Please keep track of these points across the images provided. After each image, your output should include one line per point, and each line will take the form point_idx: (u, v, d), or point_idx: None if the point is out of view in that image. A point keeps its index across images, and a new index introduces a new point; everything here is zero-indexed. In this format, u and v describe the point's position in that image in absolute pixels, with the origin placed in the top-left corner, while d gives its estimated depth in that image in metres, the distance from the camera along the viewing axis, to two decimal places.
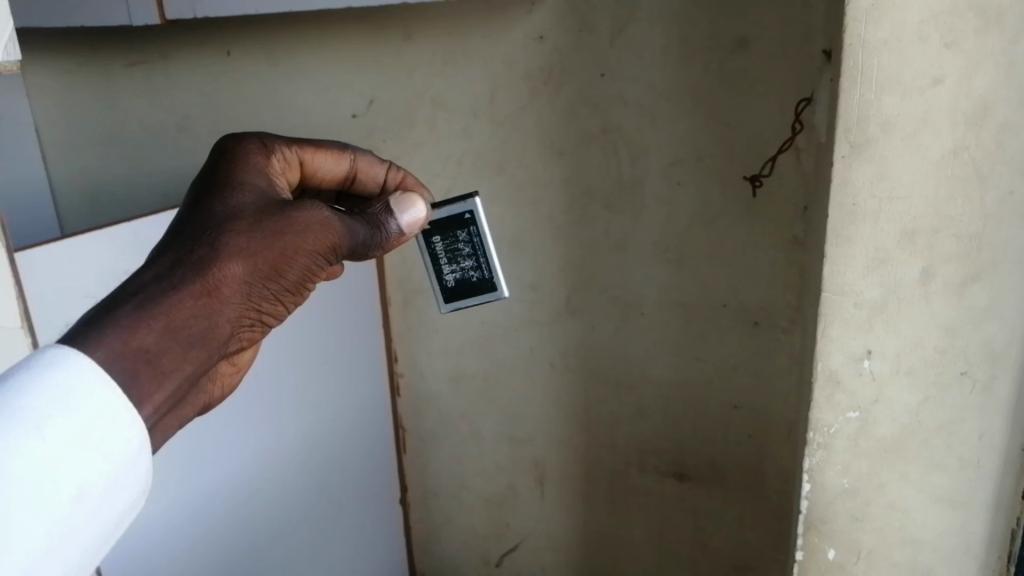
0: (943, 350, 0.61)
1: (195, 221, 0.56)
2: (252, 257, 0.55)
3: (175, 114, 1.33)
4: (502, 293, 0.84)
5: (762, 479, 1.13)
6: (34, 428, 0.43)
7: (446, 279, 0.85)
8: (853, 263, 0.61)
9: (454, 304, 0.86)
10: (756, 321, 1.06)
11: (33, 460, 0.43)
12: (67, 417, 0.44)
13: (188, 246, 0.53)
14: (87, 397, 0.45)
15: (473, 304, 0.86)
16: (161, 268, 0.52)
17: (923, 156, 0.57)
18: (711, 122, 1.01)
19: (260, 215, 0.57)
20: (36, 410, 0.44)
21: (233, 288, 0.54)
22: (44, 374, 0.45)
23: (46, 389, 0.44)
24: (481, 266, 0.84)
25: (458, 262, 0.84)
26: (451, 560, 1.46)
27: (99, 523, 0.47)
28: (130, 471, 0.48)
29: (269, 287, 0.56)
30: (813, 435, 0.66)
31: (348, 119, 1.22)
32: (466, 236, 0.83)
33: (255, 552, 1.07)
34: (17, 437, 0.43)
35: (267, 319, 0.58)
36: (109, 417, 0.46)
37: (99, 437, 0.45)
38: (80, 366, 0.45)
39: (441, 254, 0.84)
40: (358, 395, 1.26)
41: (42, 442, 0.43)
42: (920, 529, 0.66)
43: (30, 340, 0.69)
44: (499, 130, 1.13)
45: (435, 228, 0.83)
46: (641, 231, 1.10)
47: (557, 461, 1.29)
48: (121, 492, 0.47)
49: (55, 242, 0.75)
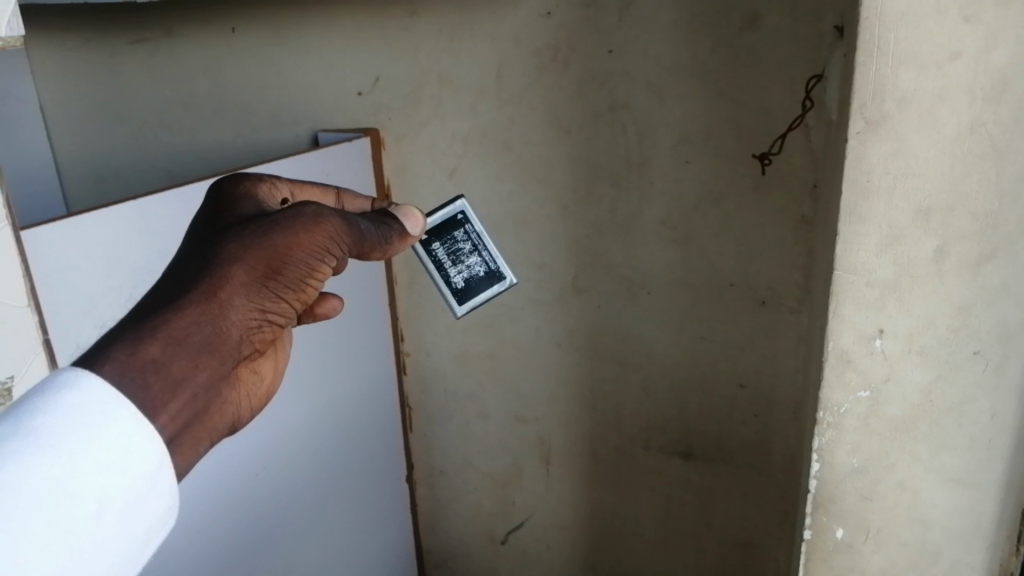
0: (956, 329, 0.60)
1: (197, 241, 0.56)
2: (250, 261, 0.55)
3: (180, 91, 1.33)
4: (511, 279, 0.93)
5: (768, 458, 1.13)
6: (49, 446, 0.44)
7: (455, 281, 0.91)
8: (866, 241, 0.59)
9: (467, 305, 0.92)
10: (763, 300, 1.06)
11: (48, 477, 0.43)
12: (82, 435, 0.45)
13: (189, 264, 0.54)
14: (99, 414, 0.45)
15: (484, 300, 0.92)
16: (162, 289, 0.53)
17: (939, 132, 0.56)
18: (720, 99, 1.00)
19: (254, 223, 0.57)
20: (52, 429, 0.44)
21: (233, 293, 0.54)
22: (58, 395, 0.45)
23: (59, 408, 0.45)
24: (485, 258, 0.92)
25: (463, 262, 0.90)
26: (457, 537, 1.46)
27: (125, 540, 0.46)
28: (153, 487, 0.47)
29: (273, 288, 0.56)
30: (823, 415, 0.65)
31: (352, 97, 1.22)
32: (464, 234, 0.90)
33: (258, 535, 1.07)
34: (33, 454, 0.43)
35: (277, 319, 0.58)
36: (122, 432, 0.46)
37: (114, 453, 0.45)
38: (90, 386, 0.46)
39: (445, 258, 0.89)
40: (363, 374, 1.25)
41: (58, 459, 0.44)
42: (929, 508, 0.65)
43: (36, 319, 0.70)
44: (506, 106, 1.12)
45: (433, 235, 0.88)
46: (648, 209, 1.09)
47: (563, 440, 1.29)
48: (146, 509, 0.47)
49: (60, 220, 0.75)
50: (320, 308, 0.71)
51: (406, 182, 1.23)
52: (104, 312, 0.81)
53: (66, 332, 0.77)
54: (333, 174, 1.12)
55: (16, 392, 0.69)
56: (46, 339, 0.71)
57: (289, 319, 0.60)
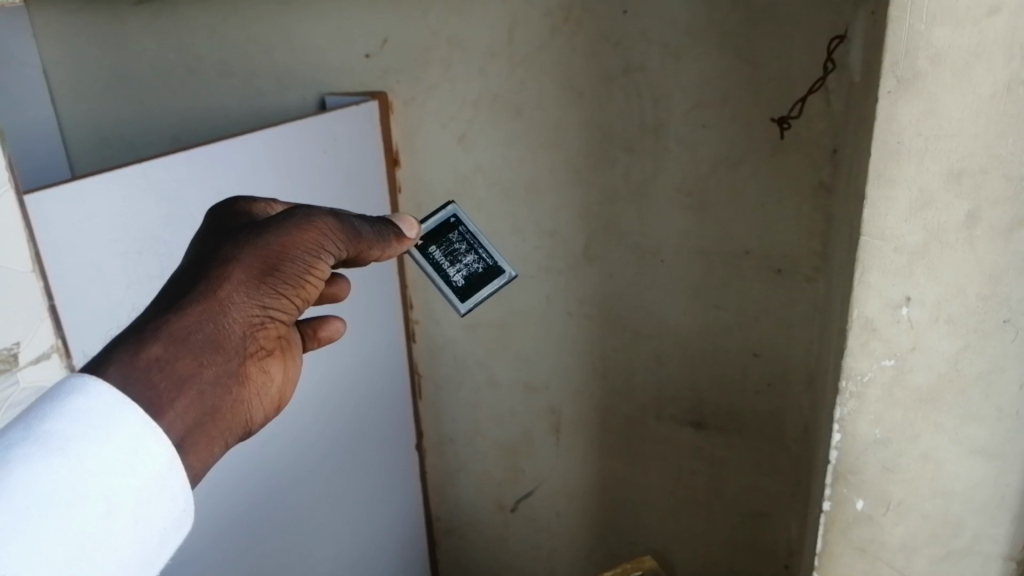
0: (986, 298, 0.57)
1: (195, 251, 0.57)
2: (248, 259, 0.55)
3: (184, 54, 1.30)
4: (510, 272, 0.91)
5: (782, 429, 1.12)
6: (58, 449, 0.44)
7: (455, 279, 0.90)
8: (895, 206, 0.57)
9: (469, 302, 0.91)
10: (779, 269, 1.04)
11: (58, 480, 0.44)
12: (92, 439, 0.45)
13: (190, 268, 0.54)
14: (108, 418, 0.45)
15: (487, 295, 0.91)
16: (165, 295, 0.53)
17: (974, 91, 0.53)
18: (737, 61, 0.97)
19: (248, 229, 0.57)
20: (61, 434, 0.45)
21: (234, 290, 0.53)
22: (67, 401, 0.45)
23: (68, 413, 0.45)
24: (481, 256, 0.91)
25: (460, 260, 0.90)
26: (466, 504, 1.46)
27: (138, 542, 0.47)
28: (165, 489, 0.48)
29: (274, 285, 0.56)
30: (845, 383, 0.63)
31: (360, 60, 1.19)
32: (458, 236, 0.89)
33: (268, 501, 1.06)
34: (42, 458, 0.44)
35: (285, 317, 0.57)
36: (130, 436, 0.46)
37: (123, 456, 0.46)
38: (99, 392, 0.46)
39: (443, 259, 0.89)
40: (371, 342, 1.24)
41: (67, 462, 0.44)
42: (952, 480, 0.63)
43: (41, 284, 0.69)
44: (516, 69, 1.10)
45: (428, 239, 0.88)
46: (663, 174, 1.07)
47: (573, 408, 1.28)
48: (158, 511, 0.47)
49: (65, 182, 0.73)
50: (323, 331, 0.70)
51: (415, 147, 1.21)
52: (111, 279, 0.79)
53: (74, 300, 0.75)
54: (340, 139, 1.10)
55: (21, 358, 0.68)
56: (51, 306, 0.71)
57: (293, 320, 0.59)
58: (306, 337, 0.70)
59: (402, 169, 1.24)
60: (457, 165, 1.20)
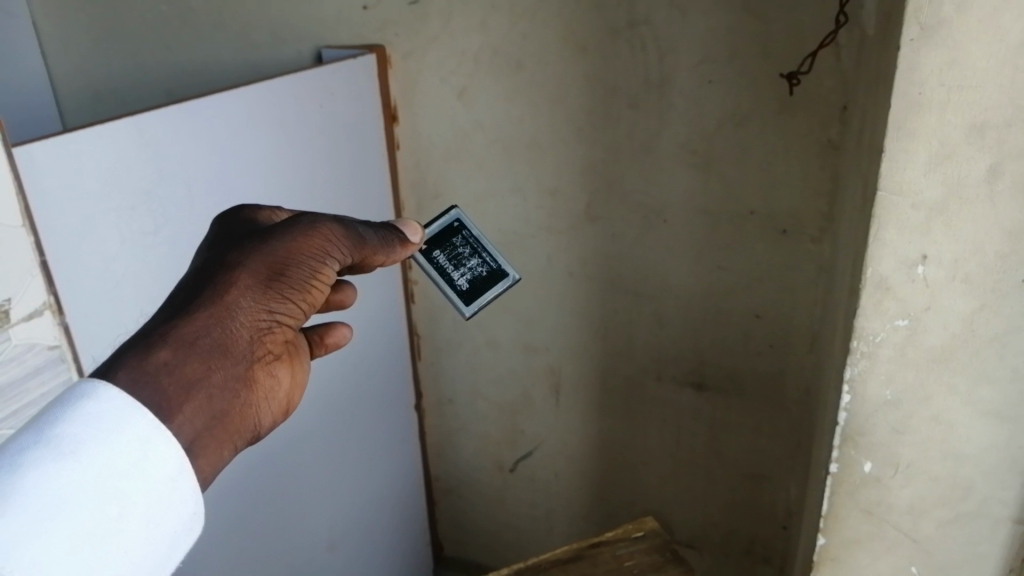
0: (1005, 256, 0.55)
1: (202, 257, 0.55)
2: (255, 265, 0.54)
3: (177, 6, 1.27)
4: (514, 275, 0.88)
5: (782, 391, 1.12)
6: (69, 453, 0.43)
7: (459, 282, 0.86)
8: (914, 161, 0.55)
9: (475, 306, 0.86)
10: (784, 230, 1.02)
11: (70, 483, 0.42)
12: (101, 442, 0.44)
13: (197, 274, 0.53)
14: (119, 422, 0.44)
15: (492, 298, 0.87)
16: (173, 301, 0.52)
17: (1001, 40, 0.51)
18: (746, 15, 0.94)
19: (254, 235, 0.56)
20: (72, 437, 0.43)
21: (241, 296, 0.52)
22: (76, 405, 0.44)
23: (79, 416, 0.44)
24: (485, 260, 0.88)
25: (464, 264, 0.87)
26: (464, 465, 1.46)
27: (150, 546, 0.45)
28: (176, 491, 0.46)
29: (281, 289, 0.55)
30: (856, 344, 0.61)
31: (357, 12, 1.16)
32: (462, 240, 0.87)
33: (268, 463, 1.06)
34: (53, 461, 0.43)
35: (294, 321, 0.56)
36: (140, 440, 0.45)
37: (132, 458, 0.44)
38: (110, 396, 0.45)
39: (446, 263, 0.86)
40: (370, 302, 1.22)
41: (79, 465, 0.43)
42: (963, 443, 0.62)
43: (32, 241, 0.67)
44: (518, 22, 1.07)
45: (431, 244, 0.86)
46: (668, 132, 1.04)
47: (572, 368, 1.27)
48: (169, 513, 0.46)
49: (56, 135, 0.70)
50: (330, 336, 0.67)
51: (414, 103, 1.19)
52: (106, 236, 0.77)
53: (69, 258, 0.73)
54: (337, 93, 1.07)
55: (14, 314, 0.67)
56: (43, 262, 0.69)
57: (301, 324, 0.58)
58: (313, 344, 0.67)
59: (400, 126, 1.21)
60: (457, 121, 1.17)
